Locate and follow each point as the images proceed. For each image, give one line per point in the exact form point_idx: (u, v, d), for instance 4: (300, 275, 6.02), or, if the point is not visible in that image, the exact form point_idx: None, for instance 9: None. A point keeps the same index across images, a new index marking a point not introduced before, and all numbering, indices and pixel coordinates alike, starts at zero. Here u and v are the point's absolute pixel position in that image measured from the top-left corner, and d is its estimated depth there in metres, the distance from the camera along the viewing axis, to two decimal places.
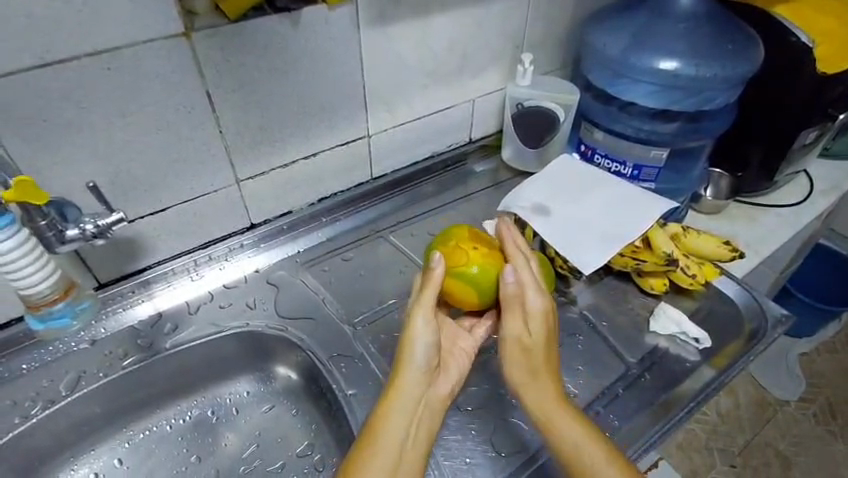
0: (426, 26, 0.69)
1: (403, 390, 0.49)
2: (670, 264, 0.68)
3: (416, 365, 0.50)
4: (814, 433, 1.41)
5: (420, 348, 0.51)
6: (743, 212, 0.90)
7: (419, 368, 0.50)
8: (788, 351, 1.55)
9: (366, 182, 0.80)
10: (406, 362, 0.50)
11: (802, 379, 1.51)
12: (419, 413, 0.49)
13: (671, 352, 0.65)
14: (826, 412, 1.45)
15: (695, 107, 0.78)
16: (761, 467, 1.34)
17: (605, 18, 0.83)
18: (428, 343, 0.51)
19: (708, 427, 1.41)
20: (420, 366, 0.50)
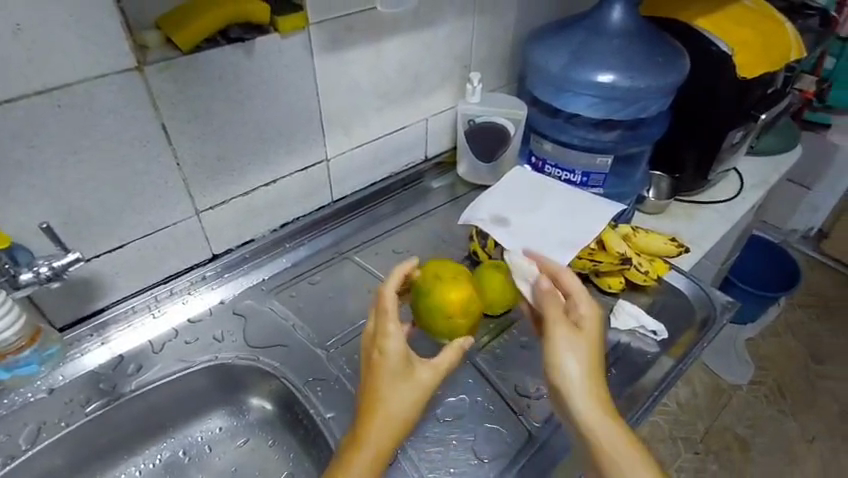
0: (378, 50, 0.72)
1: (377, 441, 0.46)
2: (624, 263, 0.72)
3: (393, 418, 0.46)
4: (766, 413, 1.49)
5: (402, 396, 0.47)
6: (684, 210, 0.96)
7: (399, 422, 0.47)
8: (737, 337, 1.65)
9: (328, 204, 0.81)
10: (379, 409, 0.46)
11: (751, 363, 1.60)
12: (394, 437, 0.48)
13: (633, 346, 0.69)
14: (775, 392, 1.54)
15: (633, 115, 0.84)
16: (722, 451, 1.41)
17: (546, 36, 0.88)
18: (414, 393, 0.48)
19: (671, 417, 1.48)
20: (405, 418, 0.47)
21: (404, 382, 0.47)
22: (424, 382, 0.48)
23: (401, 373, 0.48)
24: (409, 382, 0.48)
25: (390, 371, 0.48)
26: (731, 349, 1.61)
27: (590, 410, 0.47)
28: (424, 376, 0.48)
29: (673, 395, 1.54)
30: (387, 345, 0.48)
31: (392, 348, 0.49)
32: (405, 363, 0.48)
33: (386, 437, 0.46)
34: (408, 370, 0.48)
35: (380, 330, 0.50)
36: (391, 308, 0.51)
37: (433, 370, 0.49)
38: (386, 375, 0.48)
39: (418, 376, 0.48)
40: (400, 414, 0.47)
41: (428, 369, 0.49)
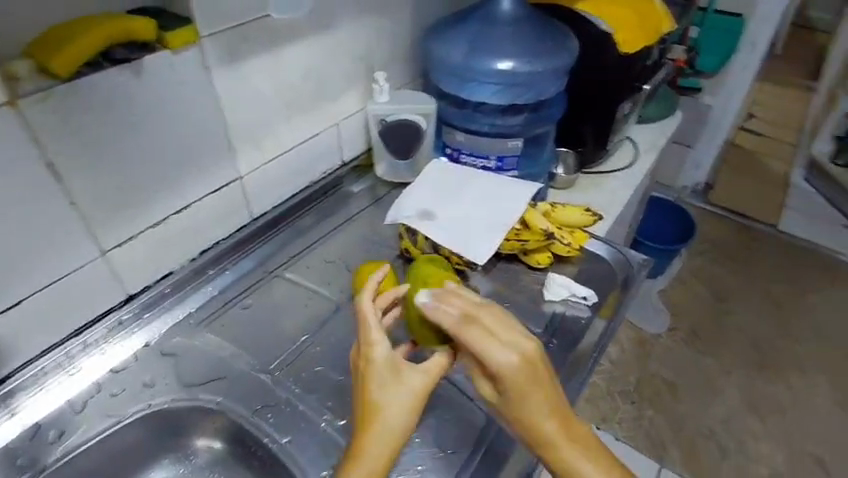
0: (278, 58, 0.69)
1: (377, 450, 0.46)
2: (548, 238, 0.75)
3: (389, 425, 0.46)
4: (685, 354, 1.65)
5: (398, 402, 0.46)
6: (591, 182, 1.02)
7: (398, 431, 0.46)
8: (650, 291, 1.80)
9: (247, 224, 0.77)
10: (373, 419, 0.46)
11: (665, 311, 1.76)
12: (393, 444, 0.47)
13: (567, 315, 0.72)
14: (690, 333, 1.70)
15: (536, 97, 0.88)
16: (654, 396, 1.54)
17: (443, 30, 0.89)
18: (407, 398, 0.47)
19: (607, 374, 1.59)
20: (405, 425, 0.47)
21: (394, 392, 0.46)
22: (418, 389, 0.47)
23: (395, 380, 0.47)
24: (405, 390, 0.47)
25: (383, 379, 0.47)
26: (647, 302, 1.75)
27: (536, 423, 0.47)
28: (417, 383, 0.48)
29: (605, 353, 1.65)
30: (372, 353, 0.48)
31: (381, 357, 0.48)
32: (398, 373, 0.47)
33: (387, 445, 0.46)
34: (403, 378, 0.47)
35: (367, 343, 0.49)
36: (371, 318, 0.50)
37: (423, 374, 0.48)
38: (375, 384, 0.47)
39: (412, 383, 0.47)
40: (396, 419, 0.46)
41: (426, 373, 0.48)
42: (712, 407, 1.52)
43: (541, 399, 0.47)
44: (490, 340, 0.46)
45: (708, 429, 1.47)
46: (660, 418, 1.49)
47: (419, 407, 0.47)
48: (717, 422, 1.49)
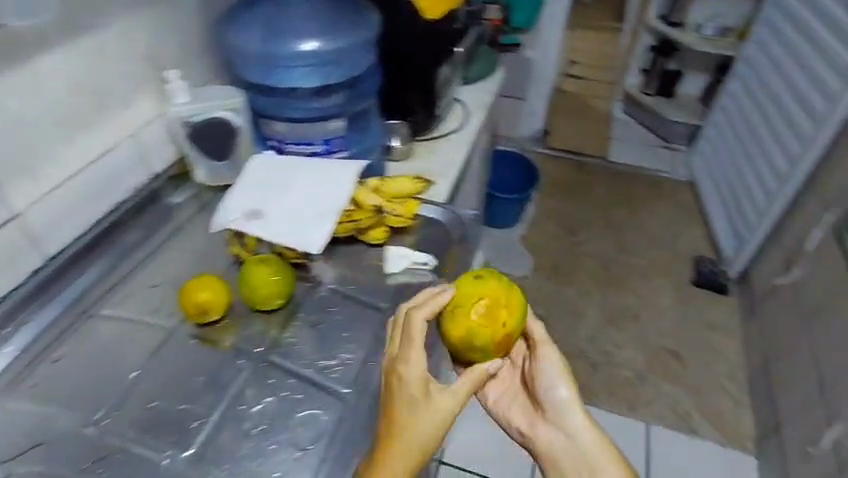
0: (26, 72, 0.61)
1: (399, 465, 0.48)
2: (378, 212, 0.75)
3: (416, 443, 0.49)
4: (547, 286, 1.87)
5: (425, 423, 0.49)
6: (427, 148, 1.05)
7: (425, 445, 0.49)
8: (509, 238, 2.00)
9: (45, 265, 0.68)
10: (398, 438, 0.49)
11: (526, 253, 1.96)
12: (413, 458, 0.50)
13: (413, 283, 0.73)
14: (552, 270, 1.91)
15: (348, 74, 0.86)
16: None
17: (234, 16, 0.84)
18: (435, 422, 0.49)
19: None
20: (423, 450, 0.49)
21: (428, 412, 0.49)
22: (442, 412, 0.50)
23: (421, 402, 0.49)
24: (428, 413, 0.49)
25: (409, 397, 0.49)
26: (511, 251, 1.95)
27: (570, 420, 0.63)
28: (441, 404, 0.50)
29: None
30: (406, 372, 0.50)
31: (415, 381, 0.50)
32: (424, 395, 0.50)
33: (405, 465, 0.48)
34: (429, 400, 0.49)
35: (400, 369, 0.50)
36: (417, 340, 0.51)
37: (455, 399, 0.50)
38: (406, 405, 0.49)
39: (437, 405, 0.50)
40: (424, 437, 0.49)
41: (448, 401, 0.50)
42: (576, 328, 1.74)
43: (578, 409, 0.63)
44: (553, 363, 0.63)
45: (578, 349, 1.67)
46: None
47: (447, 426, 0.50)
48: (585, 342, 1.70)
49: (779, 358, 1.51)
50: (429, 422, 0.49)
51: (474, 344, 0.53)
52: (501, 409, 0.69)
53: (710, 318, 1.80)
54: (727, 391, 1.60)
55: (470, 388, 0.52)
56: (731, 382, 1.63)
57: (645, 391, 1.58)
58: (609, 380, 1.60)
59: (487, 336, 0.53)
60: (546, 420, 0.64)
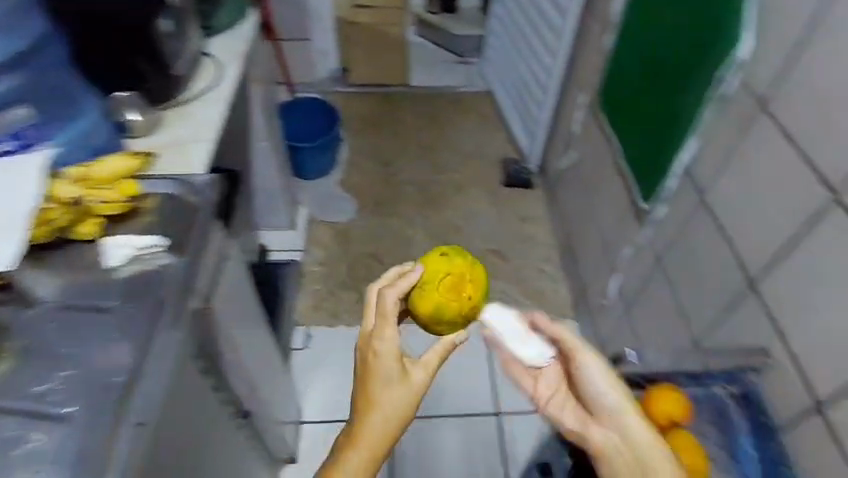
0: None
1: (376, 424, 0.70)
2: (78, 203, 0.73)
3: (393, 410, 0.70)
4: (375, 223, 1.94)
5: (401, 394, 0.70)
6: (177, 113, 1.00)
7: (398, 411, 0.70)
8: (328, 186, 2.03)
9: None
10: (376, 405, 0.70)
11: (348, 196, 2.01)
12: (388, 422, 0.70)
13: (145, 272, 0.72)
14: (376, 206, 1.99)
15: (15, 48, 0.73)
16: (363, 270, 1.80)
17: None
18: (410, 394, 0.70)
19: (321, 278, 1.77)
20: (402, 416, 0.71)
21: (402, 382, 0.70)
22: (414, 385, 0.71)
23: (398, 376, 0.70)
24: (402, 387, 0.70)
25: (386, 375, 0.70)
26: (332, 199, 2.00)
27: (623, 417, 0.70)
28: (419, 376, 0.72)
29: (315, 260, 1.82)
30: (377, 347, 0.70)
31: (393, 356, 0.70)
32: (405, 375, 0.71)
33: (392, 423, 0.70)
34: (397, 374, 0.70)
35: (377, 341, 0.70)
36: (388, 312, 0.70)
37: (423, 373, 0.72)
38: (380, 381, 0.70)
39: (411, 377, 0.71)
40: (397, 405, 0.70)
41: (419, 376, 0.72)
42: (407, 256, 1.84)
43: (634, 412, 0.70)
44: (592, 364, 0.73)
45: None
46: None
47: (419, 393, 0.71)
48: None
49: (574, 235, 1.71)
50: (401, 394, 0.70)
51: (443, 316, 0.73)
52: (551, 408, 0.78)
53: (522, 211, 1.97)
54: (544, 272, 1.80)
55: (437, 357, 0.73)
56: (547, 263, 1.82)
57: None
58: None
59: (447, 316, 0.73)
60: (598, 420, 0.72)
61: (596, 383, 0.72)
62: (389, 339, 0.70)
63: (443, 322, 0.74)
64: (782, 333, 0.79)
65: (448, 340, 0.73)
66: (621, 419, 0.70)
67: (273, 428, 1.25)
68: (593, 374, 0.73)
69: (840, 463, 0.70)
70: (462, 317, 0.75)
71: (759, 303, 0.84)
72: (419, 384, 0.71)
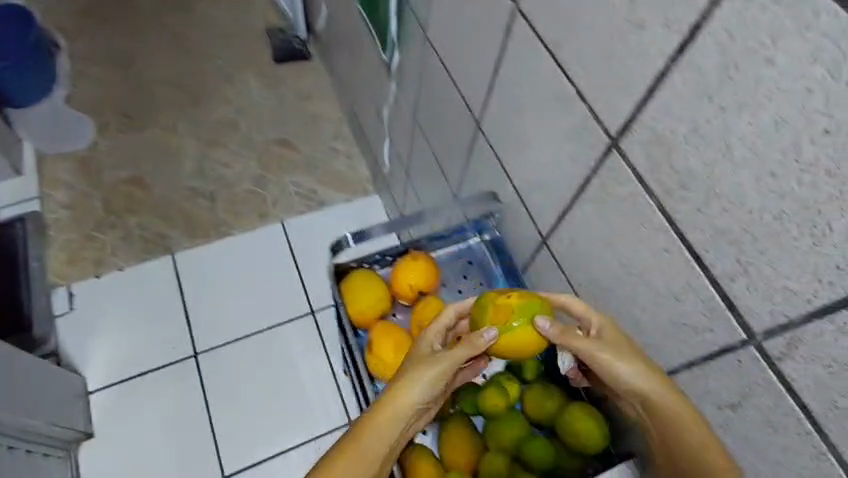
0: None
1: (382, 424, 0.50)
2: None
3: (401, 407, 0.50)
4: (129, 140, 1.58)
5: (420, 385, 0.51)
6: None
7: (406, 410, 0.50)
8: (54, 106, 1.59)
9: None
10: (394, 395, 0.51)
11: (81, 114, 1.60)
12: (395, 421, 0.50)
13: None
14: (122, 120, 1.60)
15: None
16: (125, 202, 1.50)
17: None
18: (428, 385, 0.51)
19: (72, 225, 1.46)
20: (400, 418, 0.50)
21: (427, 364, 0.52)
22: (435, 375, 0.52)
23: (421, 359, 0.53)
24: (424, 376, 0.52)
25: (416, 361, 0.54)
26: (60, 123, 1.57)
27: (666, 409, 0.48)
28: (438, 364, 0.52)
29: (56, 203, 1.48)
30: (421, 343, 0.57)
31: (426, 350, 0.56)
32: (432, 357, 0.53)
33: (391, 423, 0.50)
34: (425, 362, 0.53)
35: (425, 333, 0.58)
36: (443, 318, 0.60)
37: (453, 354, 0.52)
38: (413, 366, 0.53)
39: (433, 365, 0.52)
40: (408, 401, 0.51)
41: (438, 364, 0.52)
42: (177, 171, 1.55)
43: (688, 422, 0.47)
44: (620, 365, 0.50)
45: (190, 190, 1.53)
46: (143, 218, 1.48)
47: (439, 383, 0.52)
48: (191, 179, 1.54)
49: (356, 106, 1.49)
50: (418, 384, 0.51)
51: (481, 309, 0.58)
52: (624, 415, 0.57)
53: (303, 88, 1.68)
54: (338, 152, 1.60)
55: (469, 350, 0.53)
56: (339, 142, 1.61)
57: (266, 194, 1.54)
58: (228, 205, 1.51)
59: (503, 318, 0.56)
60: (650, 423, 0.50)
61: (621, 368, 0.50)
62: (434, 333, 0.58)
63: (483, 314, 0.57)
64: (508, 172, 0.71)
65: (481, 339, 0.54)
66: (665, 412, 0.48)
67: (40, 410, 1.06)
68: (618, 366, 0.51)
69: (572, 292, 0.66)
70: (514, 318, 0.55)
71: (486, 141, 0.75)
72: (438, 385, 0.52)
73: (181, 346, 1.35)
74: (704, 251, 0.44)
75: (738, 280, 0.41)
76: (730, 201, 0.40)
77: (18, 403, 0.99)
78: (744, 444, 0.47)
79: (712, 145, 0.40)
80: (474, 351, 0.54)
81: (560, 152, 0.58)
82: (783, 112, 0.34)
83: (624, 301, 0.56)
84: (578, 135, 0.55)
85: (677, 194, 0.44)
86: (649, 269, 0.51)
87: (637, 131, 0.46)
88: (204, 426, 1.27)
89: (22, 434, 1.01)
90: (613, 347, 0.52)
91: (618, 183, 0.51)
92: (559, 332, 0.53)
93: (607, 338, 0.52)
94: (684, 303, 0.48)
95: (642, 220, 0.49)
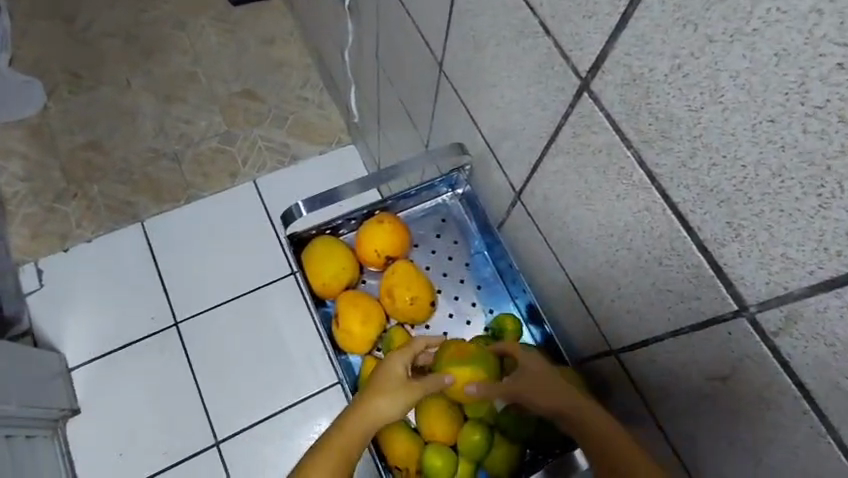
0: None
1: (347, 439, 0.54)
2: None
3: (366, 429, 0.55)
4: (83, 102, 1.33)
5: (386, 409, 0.55)
6: None
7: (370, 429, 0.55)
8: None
9: None
10: (365, 413, 0.55)
11: (31, 78, 1.34)
12: (357, 437, 0.54)
13: None
14: (71, 80, 1.35)
15: None
16: (85, 171, 1.27)
17: None
18: (393, 410, 0.56)
19: (29, 198, 1.24)
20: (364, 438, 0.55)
21: (393, 391, 0.56)
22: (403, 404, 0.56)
23: (394, 385, 0.57)
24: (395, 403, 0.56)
25: (387, 385, 0.57)
26: (4, 88, 1.30)
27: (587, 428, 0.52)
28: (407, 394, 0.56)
29: (13, 177, 1.26)
30: (389, 363, 0.58)
31: (400, 374, 0.57)
32: (404, 387, 0.57)
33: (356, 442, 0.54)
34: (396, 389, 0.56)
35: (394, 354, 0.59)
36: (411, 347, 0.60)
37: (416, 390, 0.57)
38: (380, 388, 0.56)
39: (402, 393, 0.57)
40: (372, 422, 0.55)
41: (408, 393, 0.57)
42: (139, 132, 1.32)
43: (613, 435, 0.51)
44: (544, 397, 0.56)
45: (153, 152, 1.30)
46: (106, 186, 1.26)
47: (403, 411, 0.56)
48: (154, 139, 1.31)
49: (324, 48, 1.27)
50: (385, 410, 0.55)
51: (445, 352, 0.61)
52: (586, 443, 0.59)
53: (270, 32, 1.43)
54: (309, 101, 1.37)
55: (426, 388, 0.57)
56: (310, 90, 1.38)
57: (234, 151, 1.31)
58: (194, 166, 1.29)
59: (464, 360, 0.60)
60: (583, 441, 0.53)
61: (542, 398, 0.56)
62: (403, 359, 0.58)
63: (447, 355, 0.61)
64: (476, 120, 0.63)
65: (435, 382, 0.58)
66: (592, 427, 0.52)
67: (12, 392, 0.93)
68: (541, 397, 0.56)
69: (562, 257, 0.58)
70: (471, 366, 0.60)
71: (449, 84, 0.66)
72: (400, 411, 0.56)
73: (161, 330, 1.16)
74: (689, 210, 0.37)
75: (728, 245, 0.35)
76: (719, 154, 0.33)
77: None
78: (733, 417, 0.43)
79: (697, 85, 0.32)
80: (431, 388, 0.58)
81: (529, 96, 0.50)
82: (784, 42, 0.27)
83: (604, 263, 0.50)
84: (545, 75, 0.46)
85: (657, 144, 0.37)
86: (629, 229, 0.44)
87: (609, 69, 0.39)
88: (199, 418, 1.10)
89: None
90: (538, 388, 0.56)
91: (592, 131, 0.44)
92: (481, 387, 0.58)
93: (529, 377, 0.57)
94: (669, 268, 0.42)
95: (619, 173, 0.43)
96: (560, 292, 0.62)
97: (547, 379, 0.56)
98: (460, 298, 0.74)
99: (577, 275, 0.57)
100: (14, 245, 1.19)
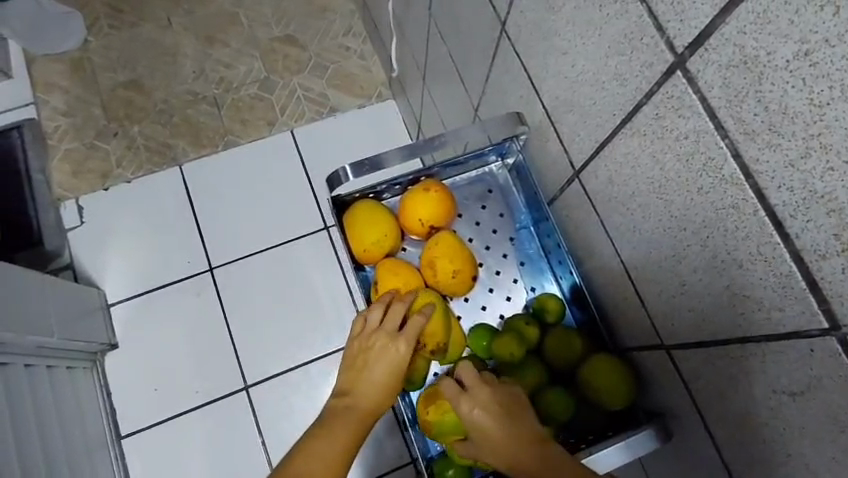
0: None
1: (331, 426, 0.54)
2: None
3: (354, 408, 0.56)
4: (123, 39, 1.31)
5: (363, 384, 0.57)
6: None
7: (362, 408, 0.56)
8: None
9: None
10: (343, 398, 0.56)
11: (73, 11, 1.31)
12: (343, 423, 0.55)
13: None
14: (112, 14, 1.33)
15: None
16: (125, 110, 1.26)
17: None
18: (374, 383, 0.57)
19: (70, 134, 1.24)
20: (360, 419, 0.55)
21: (364, 361, 0.58)
22: (385, 380, 0.57)
23: (369, 358, 0.58)
24: (371, 380, 0.57)
25: (367, 358, 0.58)
26: (43, 18, 1.29)
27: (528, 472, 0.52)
28: (381, 366, 0.57)
29: (53, 110, 1.26)
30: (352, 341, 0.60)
31: (361, 343, 0.59)
32: (368, 349, 0.58)
33: (343, 437, 0.54)
34: (373, 363, 0.57)
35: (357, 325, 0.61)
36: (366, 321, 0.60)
37: (381, 351, 0.58)
38: (351, 372, 0.58)
39: (380, 366, 0.57)
40: (359, 401, 0.56)
41: (386, 360, 0.57)
42: (178, 74, 1.29)
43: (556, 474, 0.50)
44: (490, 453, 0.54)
45: (192, 95, 1.28)
46: (146, 127, 1.25)
47: (388, 373, 0.57)
48: (193, 82, 1.29)
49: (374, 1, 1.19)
50: (367, 384, 0.57)
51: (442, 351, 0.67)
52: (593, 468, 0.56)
53: None
54: (351, 51, 1.32)
55: (390, 342, 0.58)
56: (353, 40, 1.32)
57: (273, 99, 1.28)
58: (233, 112, 1.27)
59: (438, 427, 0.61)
60: None
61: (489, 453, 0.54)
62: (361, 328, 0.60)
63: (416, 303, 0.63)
64: (538, 89, 0.59)
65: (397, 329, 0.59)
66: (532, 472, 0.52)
67: (56, 325, 0.96)
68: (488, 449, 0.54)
69: (619, 244, 0.55)
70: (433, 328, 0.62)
71: (511, 46, 0.61)
72: (380, 376, 0.57)
73: (195, 274, 1.17)
74: (788, 215, 0.33)
75: (831, 259, 0.32)
76: (839, 159, 0.29)
77: (29, 326, 0.88)
78: (796, 433, 0.40)
79: (827, 76, 0.28)
80: (397, 339, 0.58)
81: (606, 68, 0.46)
82: None
83: (670, 257, 0.47)
84: (630, 46, 0.42)
85: (761, 139, 0.33)
86: (707, 226, 0.41)
87: (714, 47, 0.34)
88: (229, 362, 1.13)
89: (40, 354, 0.93)
90: (494, 445, 0.54)
91: (677, 114, 0.39)
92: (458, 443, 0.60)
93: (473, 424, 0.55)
94: (750, 274, 0.38)
95: (705, 165, 0.39)
96: (610, 278, 0.59)
97: (490, 428, 0.54)
98: (502, 274, 0.72)
99: (633, 264, 0.54)
100: (55, 180, 1.20)
